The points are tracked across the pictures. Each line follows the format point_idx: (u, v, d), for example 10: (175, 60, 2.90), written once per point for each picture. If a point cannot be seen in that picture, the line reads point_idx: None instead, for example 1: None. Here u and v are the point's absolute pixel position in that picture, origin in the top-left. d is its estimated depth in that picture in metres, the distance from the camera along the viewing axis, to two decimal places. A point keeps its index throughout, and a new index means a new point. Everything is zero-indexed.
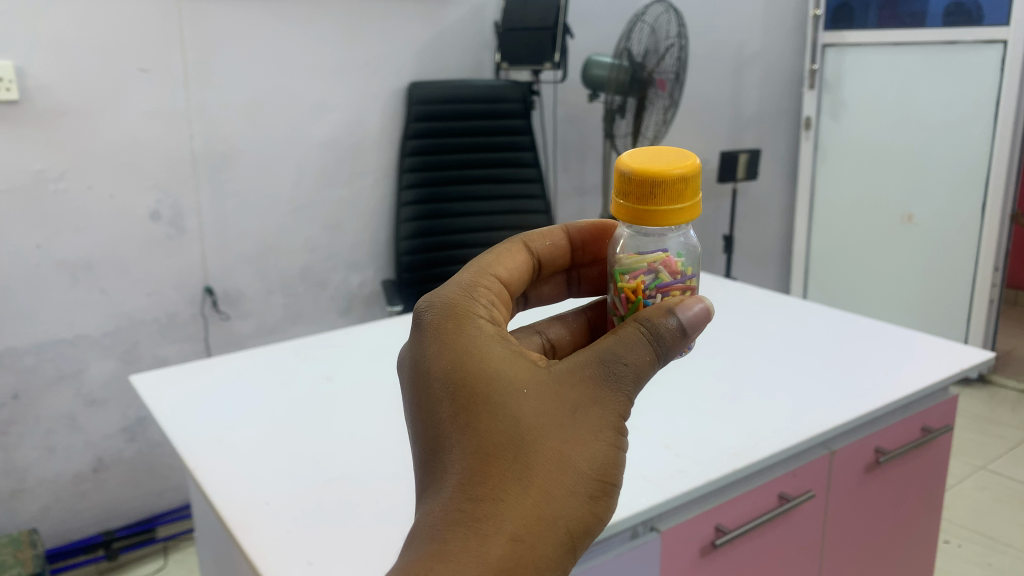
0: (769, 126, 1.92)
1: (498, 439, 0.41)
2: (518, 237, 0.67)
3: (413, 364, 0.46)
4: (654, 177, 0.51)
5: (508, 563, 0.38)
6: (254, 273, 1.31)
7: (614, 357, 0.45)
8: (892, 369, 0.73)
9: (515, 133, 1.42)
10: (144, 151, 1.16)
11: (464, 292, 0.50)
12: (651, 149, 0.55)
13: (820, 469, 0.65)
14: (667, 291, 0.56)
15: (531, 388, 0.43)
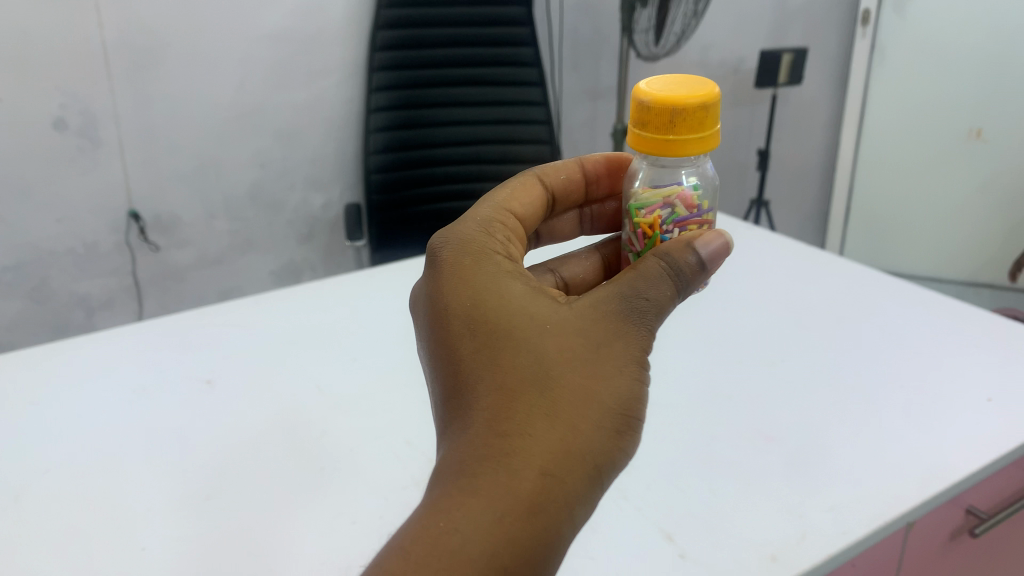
0: (820, 18, 1.65)
1: (522, 375, 0.44)
2: (530, 168, 0.62)
3: (431, 301, 0.51)
4: (674, 107, 0.46)
5: (540, 493, 0.41)
6: (192, 193, 1.27)
7: (634, 294, 0.48)
8: (912, 398, 0.63)
9: (512, 24, 1.23)
10: (34, 42, 1.06)
11: (478, 229, 0.55)
12: (668, 75, 0.50)
13: (894, 545, 0.53)
14: (684, 226, 0.53)
15: (554, 323, 0.47)
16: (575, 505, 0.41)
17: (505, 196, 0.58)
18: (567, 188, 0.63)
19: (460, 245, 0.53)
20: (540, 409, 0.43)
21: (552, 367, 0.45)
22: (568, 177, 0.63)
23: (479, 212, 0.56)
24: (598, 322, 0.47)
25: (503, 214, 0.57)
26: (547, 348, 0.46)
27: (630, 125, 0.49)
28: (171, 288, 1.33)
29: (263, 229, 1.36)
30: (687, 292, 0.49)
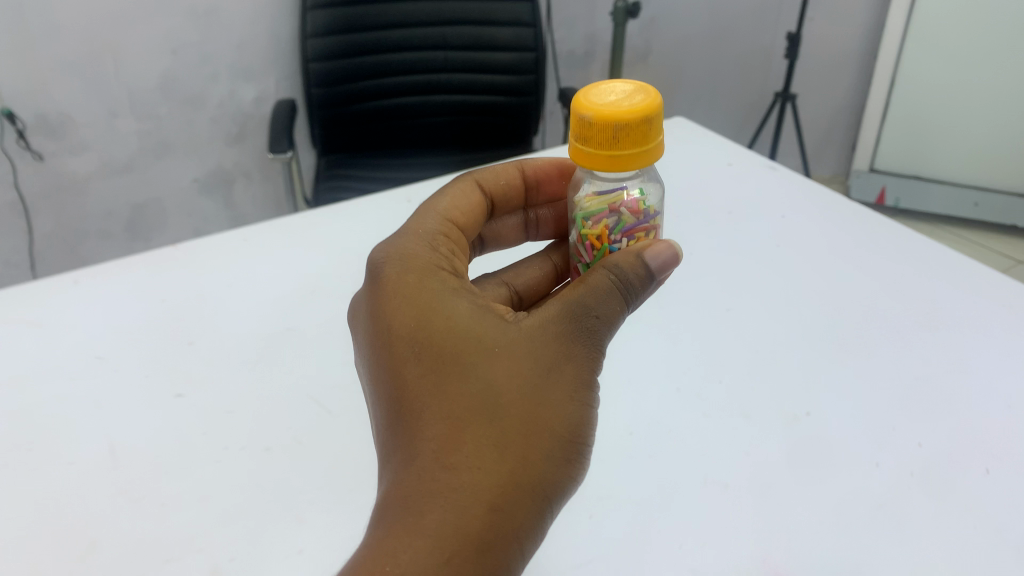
0: None
1: (471, 402, 0.46)
2: (469, 176, 0.63)
3: (374, 316, 0.51)
4: (617, 122, 0.46)
5: (488, 528, 0.43)
6: (87, 91, 1.31)
7: (586, 310, 0.51)
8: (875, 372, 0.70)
9: None
10: None
11: (415, 237, 0.55)
12: (608, 86, 0.50)
13: None
14: (632, 236, 0.55)
15: (502, 354, 0.48)
16: (524, 535, 0.44)
17: (447, 200, 0.60)
18: (505, 193, 0.64)
19: (402, 257, 0.53)
20: (489, 438, 0.46)
21: (501, 395, 0.47)
22: (507, 183, 0.64)
23: (419, 223, 0.56)
24: (549, 343, 0.50)
25: (445, 225, 0.58)
26: (498, 376, 0.47)
27: (572, 136, 0.50)
28: (66, 202, 1.42)
29: (180, 131, 1.43)
30: (633, 304, 0.52)
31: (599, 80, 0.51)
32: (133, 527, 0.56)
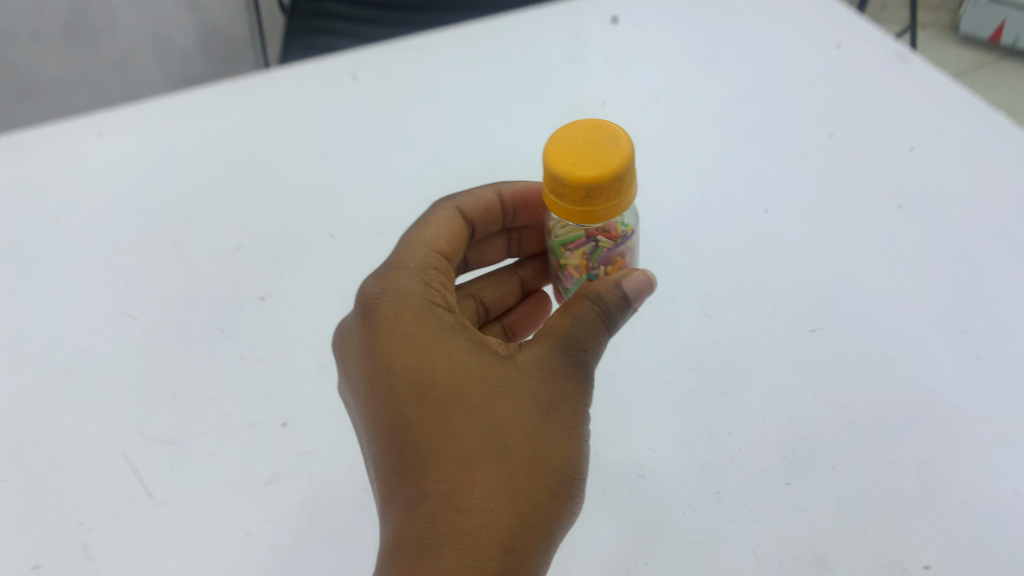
0: None
1: (479, 442, 0.54)
2: (450, 204, 0.71)
3: (377, 353, 0.58)
4: (588, 185, 0.52)
5: (501, 567, 0.50)
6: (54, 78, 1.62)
7: (575, 345, 0.60)
8: (775, 250, 0.87)
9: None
10: None
11: (409, 275, 0.63)
12: (580, 144, 0.54)
13: None
14: (608, 258, 0.66)
15: (504, 395, 0.56)
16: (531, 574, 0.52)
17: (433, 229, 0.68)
18: (485, 215, 0.73)
19: (400, 297, 0.60)
20: (497, 475, 0.53)
21: (506, 432, 0.55)
22: (486, 208, 0.72)
23: (411, 259, 0.64)
24: (546, 381, 0.58)
25: (434, 257, 0.66)
26: (502, 417, 0.55)
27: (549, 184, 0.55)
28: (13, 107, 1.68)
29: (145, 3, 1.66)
30: (612, 325, 0.62)
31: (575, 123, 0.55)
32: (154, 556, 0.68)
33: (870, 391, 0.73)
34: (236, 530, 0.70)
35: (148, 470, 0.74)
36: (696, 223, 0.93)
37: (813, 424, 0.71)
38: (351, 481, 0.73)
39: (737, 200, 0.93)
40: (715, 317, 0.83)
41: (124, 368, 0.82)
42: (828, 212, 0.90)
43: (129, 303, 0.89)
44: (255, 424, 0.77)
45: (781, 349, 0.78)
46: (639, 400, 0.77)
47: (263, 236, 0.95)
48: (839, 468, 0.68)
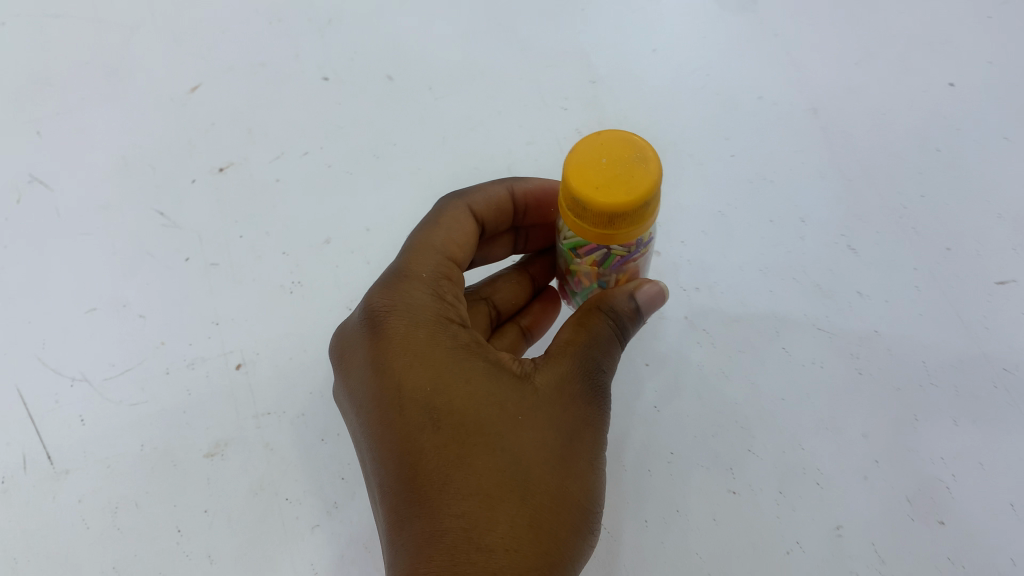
0: None
1: (502, 479, 0.45)
2: (462, 202, 0.55)
3: (379, 372, 0.48)
4: (612, 215, 0.41)
5: None
6: None
7: (596, 366, 0.50)
8: (816, 200, 0.77)
9: None
10: None
11: (414, 286, 0.51)
12: (604, 163, 0.41)
13: None
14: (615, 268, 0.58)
15: (524, 421, 0.46)
16: None
17: (442, 231, 0.54)
18: (497, 219, 0.58)
19: (406, 313, 0.49)
20: (521, 516, 0.44)
21: (529, 467, 0.45)
22: (497, 208, 0.58)
23: (416, 268, 0.52)
24: (570, 408, 0.48)
25: (445, 266, 0.53)
26: (524, 450, 0.46)
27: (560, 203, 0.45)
28: None
29: None
30: (624, 338, 0.53)
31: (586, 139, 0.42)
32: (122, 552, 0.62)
33: (921, 395, 0.67)
34: (201, 540, 0.63)
35: (81, 418, 0.66)
36: (716, 136, 0.80)
37: (849, 411, 0.67)
38: (323, 461, 0.65)
39: (791, 126, 0.80)
40: (772, 274, 0.74)
41: (34, 265, 0.72)
42: (876, 175, 0.77)
43: (43, 163, 0.76)
44: (194, 342, 0.69)
45: (824, 315, 0.72)
46: (664, 399, 0.69)
47: (211, 106, 0.80)
48: (872, 475, 0.65)
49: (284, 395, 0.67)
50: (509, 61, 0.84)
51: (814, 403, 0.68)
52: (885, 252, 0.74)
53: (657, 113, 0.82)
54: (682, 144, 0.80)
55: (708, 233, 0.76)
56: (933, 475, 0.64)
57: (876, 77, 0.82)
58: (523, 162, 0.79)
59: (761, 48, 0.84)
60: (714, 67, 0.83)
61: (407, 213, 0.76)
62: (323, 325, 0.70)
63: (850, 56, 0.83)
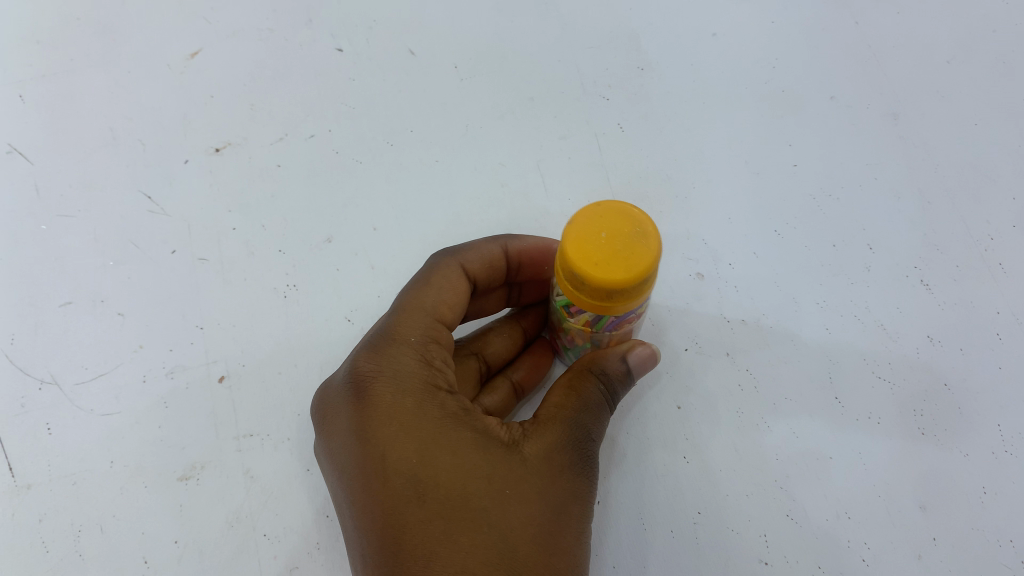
0: None
1: (486, 556, 0.42)
2: (454, 261, 0.55)
3: (364, 440, 0.45)
4: (612, 289, 0.44)
5: None
6: None
7: (585, 437, 0.49)
8: (887, 224, 0.67)
9: None
10: None
11: (403, 350, 0.49)
12: (603, 238, 0.44)
13: None
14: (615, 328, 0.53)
15: (512, 494, 0.44)
16: None
17: (431, 291, 0.53)
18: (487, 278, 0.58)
19: (395, 382, 0.47)
20: None
21: (515, 543, 0.43)
22: (490, 267, 0.57)
23: (404, 332, 0.50)
24: (559, 481, 0.46)
25: (434, 330, 0.51)
26: (509, 523, 0.43)
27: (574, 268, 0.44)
28: None
29: None
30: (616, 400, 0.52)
31: (590, 215, 0.45)
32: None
33: (993, 465, 0.59)
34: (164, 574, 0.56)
35: (48, 427, 0.59)
36: (776, 142, 0.71)
37: (908, 479, 0.58)
38: (306, 495, 0.58)
39: (864, 134, 0.71)
40: (830, 309, 0.64)
41: (7, 249, 0.65)
42: (959, 199, 0.68)
43: (24, 132, 0.69)
44: (176, 347, 0.62)
45: (886, 362, 0.62)
46: (696, 449, 0.60)
47: (212, 77, 0.72)
48: (928, 555, 0.56)
49: (269, 416, 0.60)
50: (545, 42, 0.75)
51: (868, 465, 0.59)
52: (965, 290, 0.64)
53: (710, 110, 0.72)
54: (737, 149, 0.70)
55: (760, 256, 0.66)
56: (999, 561, 0.56)
57: (969, 79, 0.73)
58: (553, 159, 0.70)
59: (839, 38, 0.76)
60: (785, 57, 0.75)
61: (419, 210, 0.68)
62: (316, 336, 0.63)
63: (942, 52, 0.75)
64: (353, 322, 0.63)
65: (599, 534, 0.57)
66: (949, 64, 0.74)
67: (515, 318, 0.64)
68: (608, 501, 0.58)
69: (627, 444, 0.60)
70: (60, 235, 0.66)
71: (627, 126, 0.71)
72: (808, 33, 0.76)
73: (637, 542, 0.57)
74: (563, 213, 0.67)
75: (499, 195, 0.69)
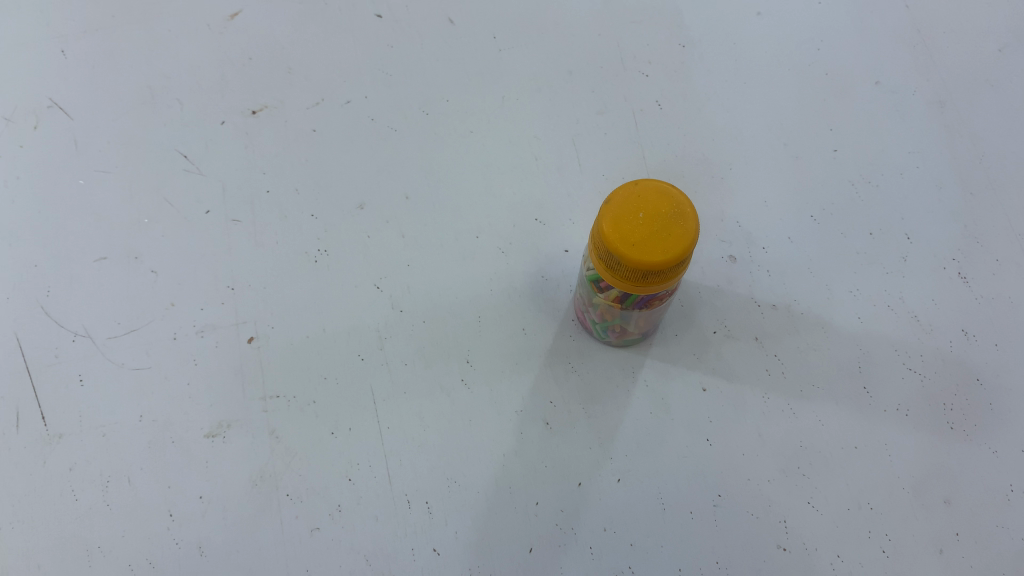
0: None
1: None
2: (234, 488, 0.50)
3: None
4: (648, 269, 0.46)
5: None
6: None
7: None
8: (927, 215, 0.66)
9: None
10: None
11: None
12: (641, 219, 0.46)
13: None
14: (643, 304, 0.54)
15: None
16: None
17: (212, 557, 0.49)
18: None
19: None
20: None
21: None
22: None
23: None
24: None
25: None
26: None
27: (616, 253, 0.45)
28: None
29: None
30: (631, 335, 0.60)
31: (624, 197, 0.47)
32: (103, 532, 0.57)
33: (1022, 462, 0.58)
34: (189, 529, 0.57)
35: (80, 379, 0.60)
36: (817, 126, 0.70)
37: (935, 473, 0.58)
38: (330, 458, 0.58)
39: (908, 120, 0.70)
40: (863, 298, 0.63)
41: (45, 202, 0.66)
42: (1002, 192, 0.67)
43: (63, 86, 0.70)
44: (206, 307, 0.63)
45: (918, 354, 0.61)
46: (720, 433, 0.59)
47: (250, 38, 0.73)
48: (949, 550, 0.56)
49: (295, 379, 0.61)
50: (586, 16, 0.74)
51: (894, 458, 0.58)
52: (1004, 284, 0.63)
53: (751, 90, 0.71)
54: (776, 131, 0.69)
55: (794, 241, 0.65)
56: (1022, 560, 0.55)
57: (1021, 69, 0.72)
58: (589, 133, 0.69)
59: (886, 21, 0.74)
60: (831, 39, 0.73)
61: (451, 180, 0.68)
62: (344, 302, 0.63)
63: (994, 39, 0.73)
64: (382, 289, 0.63)
65: (618, 512, 0.57)
66: (999, 53, 0.72)
67: (543, 293, 0.64)
68: (629, 479, 0.58)
69: (651, 425, 0.60)
70: (96, 190, 0.66)
71: (665, 104, 0.70)
72: (856, 16, 0.74)
73: (656, 521, 0.57)
74: (596, 189, 0.67)
75: (532, 169, 0.68)
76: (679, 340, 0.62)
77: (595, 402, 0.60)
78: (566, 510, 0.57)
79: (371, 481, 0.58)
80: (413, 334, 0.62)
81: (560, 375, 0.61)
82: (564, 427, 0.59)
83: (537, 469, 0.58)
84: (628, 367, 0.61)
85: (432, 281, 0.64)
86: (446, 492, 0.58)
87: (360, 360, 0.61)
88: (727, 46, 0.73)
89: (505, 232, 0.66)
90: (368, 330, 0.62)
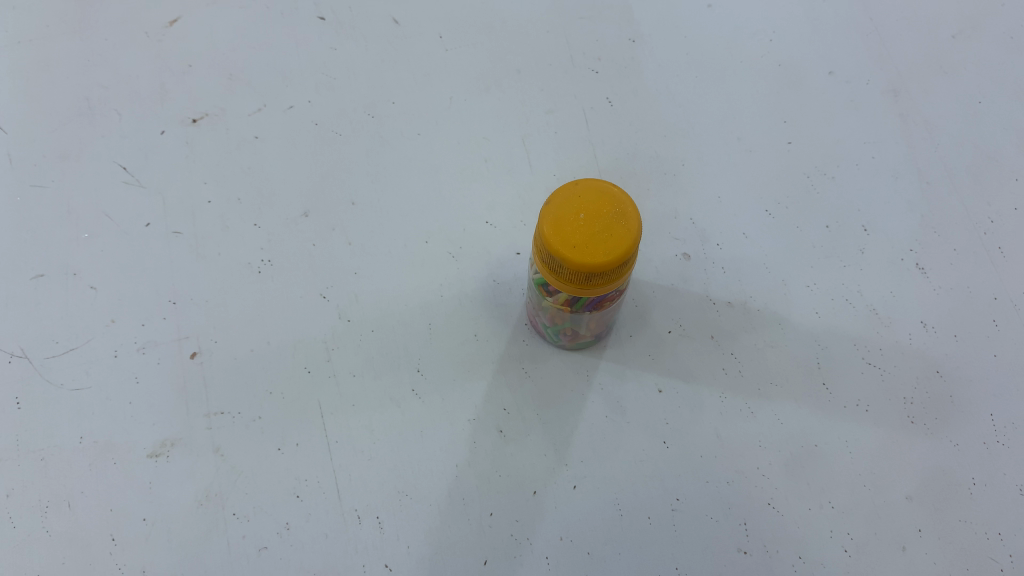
0: None
1: None
2: None
3: None
4: (591, 271, 0.43)
5: None
6: None
7: None
8: (884, 206, 0.65)
9: None
10: None
11: None
12: (582, 221, 0.44)
13: None
14: (591, 306, 0.52)
15: None
16: None
17: None
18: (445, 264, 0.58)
19: None
20: None
21: None
22: None
23: None
24: None
25: None
26: None
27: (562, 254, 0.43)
28: None
29: None
30: (586, 336, 0.58)
31: (565, 200, 0.45)
32: (40, 559, 0.54)
33: (985, 455, 0.57)
34: (131, 552, 0.54)
35: (17, 402, 0.58)
36: (771, 119, 0.69)
37: (895, 468, 0.56)
38: (276, 475, 0.56)
39: (863, 110, 0.69)
40: (820, 293, 0.62)
41: None
42: (958, 180, 0.66)
43: None
44: (148, 322, 0.61)
45: (878, 347, 0.60)
46: (677, 435, 0.58)
47: (191, 46, 0.71)
48: (913, 547, 0.54)
49: (240, 394, 0.59)
50: (533, 14, 0.73)
51: (854, 455, 0.57)
52: (962, 274, 0.62)
53: (704, 84, 0.70)
54: (729, 126, 0.68)
55: (749, 237, 0.64)
56: (987, 555, 0.54)
57: (975, 56, 0.71)
58: (539, 133, 0.68)
59: (836, 11, 0.73)
60: (783, 31, 0.73)
61: (399, 183, 0.66)
62: (290, 313, 0.61)
63: (947, 26, 0.72)
64: (329, 299, 0.62)
65: (574, 520, 0.55)
66: (952, 40, 0.72)
67: (495, 298, 0.62)
68: (585, 486, 0.56)
69: (607, 429, 0.58)
70: (33, 206, 0.64)
71: (616, 100, 0.69)
72: (807, 7, 0.74)
73: (613, 528, 0.55)
74: (547, 189, 0.65)
75: (482, 170, 0.67)
76: (634, 341, 0.61)
77: (550, 408, 0.59)
78: (521, 520, 0.55)
79: (319, 496, 0.56)
80: (360, 345, 0.60)
81: (514, 381, 0.60)
82: (517, 433, 0.58)
83: (491, 479, 0.56)
84: (582, 370, 0.60)
85: (380, 289, 0.62)
86: (398, 505, 0.56)
87: (306, 373, 0.59)
88: (679, 40, 0.72)
89: (455, 236, 0.64)
90: (314, 342, 0.60)
